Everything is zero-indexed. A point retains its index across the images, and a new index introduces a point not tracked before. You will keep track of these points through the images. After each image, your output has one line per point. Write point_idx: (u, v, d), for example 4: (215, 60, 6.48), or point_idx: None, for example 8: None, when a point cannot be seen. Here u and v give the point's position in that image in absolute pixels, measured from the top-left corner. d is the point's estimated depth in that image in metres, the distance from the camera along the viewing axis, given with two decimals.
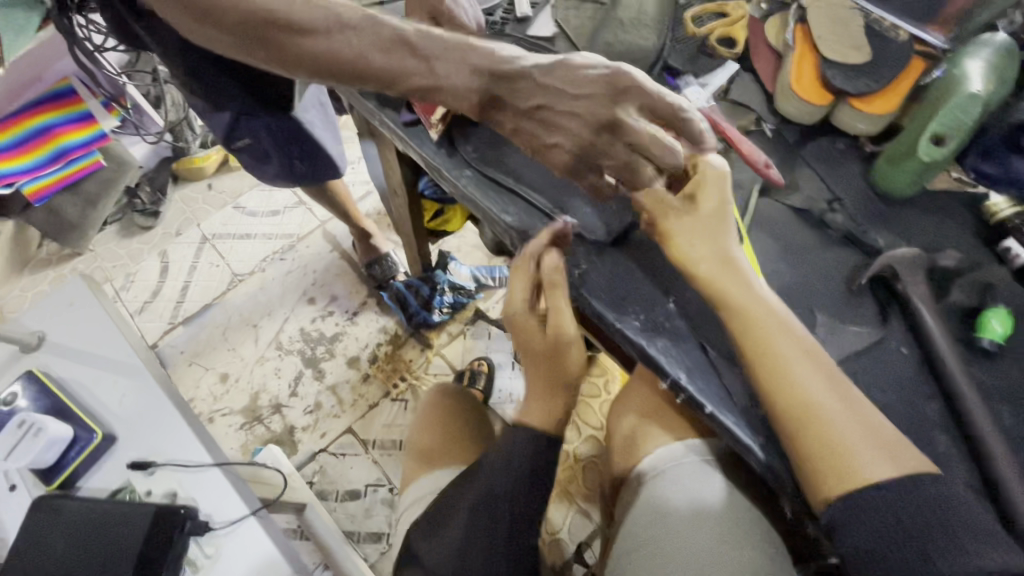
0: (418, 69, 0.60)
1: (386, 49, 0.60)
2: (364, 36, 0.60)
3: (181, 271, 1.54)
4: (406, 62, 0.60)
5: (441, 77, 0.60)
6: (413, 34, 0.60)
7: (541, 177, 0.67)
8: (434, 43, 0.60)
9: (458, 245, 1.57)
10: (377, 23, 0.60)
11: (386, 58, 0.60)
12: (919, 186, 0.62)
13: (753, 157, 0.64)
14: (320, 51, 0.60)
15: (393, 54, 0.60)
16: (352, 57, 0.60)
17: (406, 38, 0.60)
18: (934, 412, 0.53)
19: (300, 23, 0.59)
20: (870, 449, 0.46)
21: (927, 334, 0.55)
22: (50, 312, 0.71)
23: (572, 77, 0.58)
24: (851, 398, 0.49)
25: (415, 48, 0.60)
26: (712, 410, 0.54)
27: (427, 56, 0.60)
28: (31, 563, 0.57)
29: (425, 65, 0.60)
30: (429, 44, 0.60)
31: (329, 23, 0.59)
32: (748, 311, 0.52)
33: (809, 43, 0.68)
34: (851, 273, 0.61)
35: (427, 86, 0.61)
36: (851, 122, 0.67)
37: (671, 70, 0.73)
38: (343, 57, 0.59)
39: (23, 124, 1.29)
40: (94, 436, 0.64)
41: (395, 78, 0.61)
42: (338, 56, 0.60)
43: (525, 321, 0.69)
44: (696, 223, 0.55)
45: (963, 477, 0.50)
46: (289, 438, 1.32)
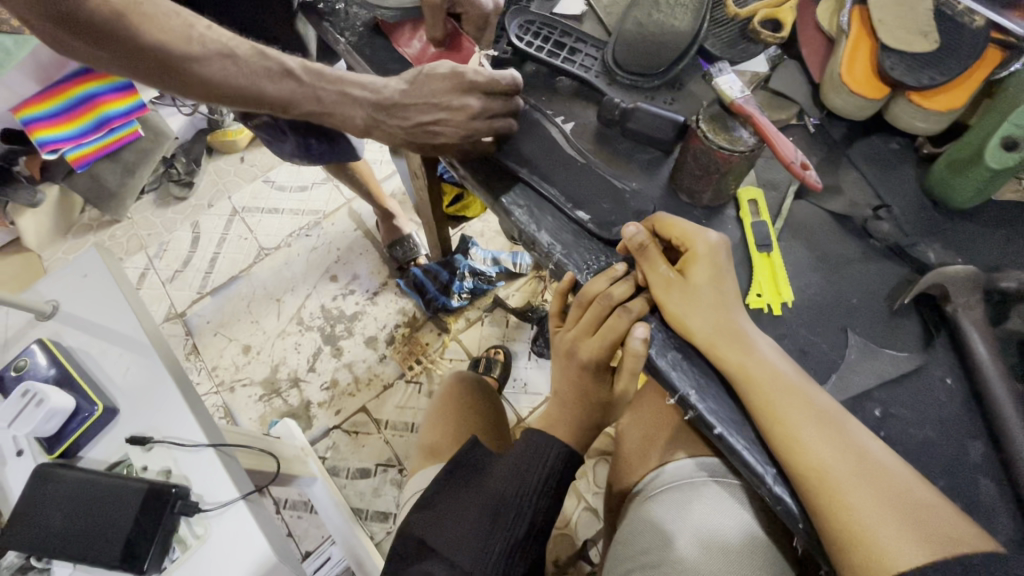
0: (304, 96, 0.61)
1: (276, 79, 0.60)
2: (251, 65, 0.59)
3: (211, 242, 1.56)
4: (294, 90, 0.61)
5: (326, 102, 0.62)
6: (297, 66, 0.61)
7: (559, 168, 0.62)
8: (315, 74, 0.62)
9: (481, 229, 1.53)
10: (262, 54, 0.60)
11: (279, 86, 0.61)
12: (983, 197, 0.55)
13: (786, 154, 0.52)
14: (215, 81, 0.58)
15: (282, 84, 0.60)
16: (247, 88, 0.59)
17: (290, 70, 0.61)
18: (977, 454, 0.47)
19: (185, 49, 0.56)
20: (900, 531, 0.41)
21: (979, 367, 0.48)
22: (63, 282, 0.72)
23: (422, 82, 0.61)
24: (877, 472, 0.43)
25: (303, 79, 0.61)
26: (720, 431, 0.49)
27: (309, 85, 0.62)
28: (30, 529, 0.59)
29: (309, 92, 0.62)
30: (315, 77, 0.62)
31: (212, 54, 0.57)
32: (748, 375, 0.48)
33: (866, 29, 0.60)
34: (893, 290, 0.55)
35: (317, 111, 0.63)
36: (910, 120, 0.59)
37: (708, 55, 0.67)
38: (239, 87, 0.59)
39: (67, 94, 1.22)
40: (96, 408, 0.64)
41: (287, 104, 0.62)
42: (239, 86, 0.59)
43: (572, 324, 0.57)
44: (699, 290, 0.51)
45: (1006, 530, 0.44)
46: (305, 412, 1.33)
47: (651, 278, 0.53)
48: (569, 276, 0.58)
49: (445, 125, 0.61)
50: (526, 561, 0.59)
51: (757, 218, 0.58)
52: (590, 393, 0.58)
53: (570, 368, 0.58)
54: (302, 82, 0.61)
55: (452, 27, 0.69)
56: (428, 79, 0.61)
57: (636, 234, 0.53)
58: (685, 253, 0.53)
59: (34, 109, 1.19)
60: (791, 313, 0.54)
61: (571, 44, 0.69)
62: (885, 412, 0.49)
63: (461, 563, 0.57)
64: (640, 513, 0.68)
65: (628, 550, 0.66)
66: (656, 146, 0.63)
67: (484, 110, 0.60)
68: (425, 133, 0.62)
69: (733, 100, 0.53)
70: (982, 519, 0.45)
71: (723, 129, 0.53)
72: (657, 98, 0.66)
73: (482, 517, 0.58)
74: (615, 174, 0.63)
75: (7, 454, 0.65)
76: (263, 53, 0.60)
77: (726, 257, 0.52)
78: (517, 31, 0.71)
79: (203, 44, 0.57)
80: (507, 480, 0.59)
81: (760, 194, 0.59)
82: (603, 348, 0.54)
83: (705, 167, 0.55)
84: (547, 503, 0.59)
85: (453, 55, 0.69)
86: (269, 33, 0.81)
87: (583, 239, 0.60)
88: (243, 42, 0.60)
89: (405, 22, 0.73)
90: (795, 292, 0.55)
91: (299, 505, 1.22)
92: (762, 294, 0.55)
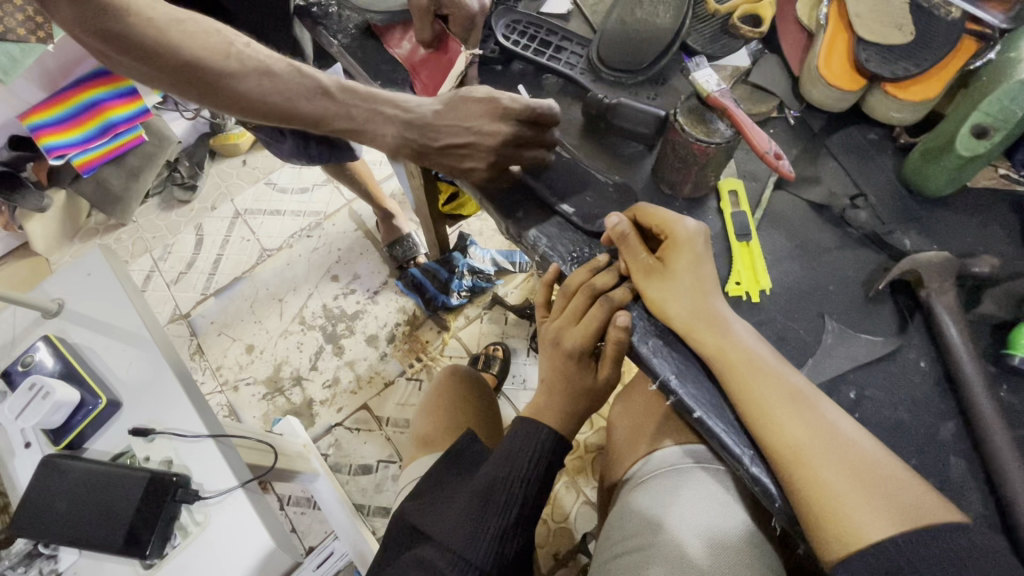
0: (337, 112, 0.62)
1: (309, 96, 0.61)
2: (287, 82, 0.61)
3: (214, 244, 1.58)
4: (328, 107, 0.61)
5: (357, 120, 0.62)
6: (332, 83, 0.62)
7: (546, 164, 0.64)
8: (351, 93, 0.62)
9: (480, 228, 1.55)
10: (298, 72, 0.62)
11: (313, 103, 0.61)
12: (956, 184, 0.56)
13: (760, 144, 0.54)
14: (249, 96, 0.59)
15: (316, 101, 0.61)
16: (280, 103, 0.60)
17: (324, 87, 0.62)
18: (949, 433, 0.49)
19: (223, 65, 0.58)
20: (868, 505, 0.42)
21: (950, 350, 0.50)
22: (68, 281, 0.74)
23: (457, 106, 0.62)
24: (849, 450, 0.45)
25: (335, 96, 0.62)
26: (700, 414, 0.50)
27: (343, 102, 0.62)
28: (35, 517, 0.61)
29: (341, 109, 0.62)
30: (348, 95, 0.62)
31: (247, 70, 0.59)
32: (725, 357, 0.50)
33: (844, 22, 0.61)
34: (869, 277, 0.56)
35: (349, 129, 0.63)
36: (885, 111, 0.60)
37: (691, 51, 0.68)
38: (271, 103, 0.60)
39: (70, 102, 1.27)
40: (100, 402, 0.66)
41: (319, 120, 0.62)
42: (274, 102, 0.60)
43: (559, 314, 0.59)
44: (677, 276, 0.53)
45: (975, 507, 0.46)
46: (308, 410, 1.35)
47: (633, 267, 0.55)
48: (554, 267, 0.60)
49: (474, 148, 0.61)
50: (518, 544, 0.59)
51: (737, 208, 0.59)
52: (575, 381, 0.60)
53: (556, 356, 0.60)
54: (337, 100, 0.62)
55: (440, 28, 0.71)
56: (463, 103, 0.62)
57: (618, 224, 0.55)
58: (667, 243, 0.55)
59: (40, 116, 1.24)
60: (769, 300, 0.56)
61: (556, 43, 0.71)
62: (860, 394, 0.51)
63: (451, 545, 0.57)
64: (627, 501, 0.70)
65: (616, 538, 0.67)
66: (640, 140, 0.65)
67: (515, 138, 0.60)
68: (452, 156, 0.62)
69: (709, 94, 0.55)
70: (952, 497, 0.46)
71: (701, 121, 0.55)
72: (640, 93, 0.67)
73: (473, 502, 0.59)
74: (602, 168, 0.64)
75: (16, 446, 0.68)
76: (299, 72, 0.62)
77: (704, 244, 0.54)
78: (504, 31, 0.72)
79: (239, 59, 0.59)
80: (498, 466, 0.61)
81: (740, 184, 0.61)
82: (587, 336, 0.56)
83: (684, 160, 0.57)
84: (537, 489, 0.60)
85: (443, 57, 0.72)
86: (266, 39, 0.84)
87: (568, 232, 0.61)
88: (280, 60, 0.62)
89: (395, 25, 0.75)
90: (773, 279, 0.57)
91: (302, 501, 1.24)
92: (740, 282, 0.56)
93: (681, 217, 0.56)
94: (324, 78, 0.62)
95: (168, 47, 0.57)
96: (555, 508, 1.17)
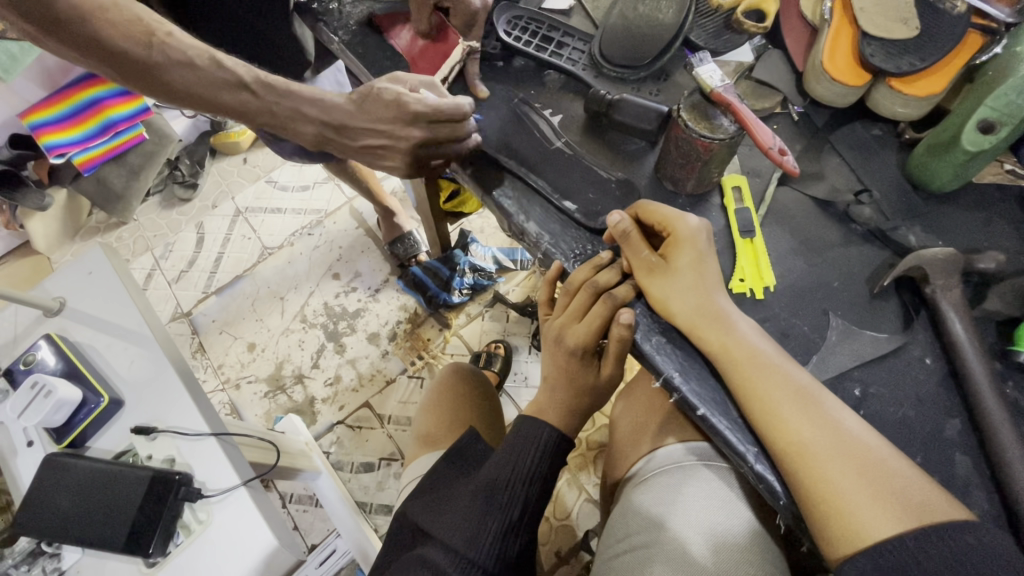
0: (259, 108, 0.62)
1: (230, 89, 0.61)
2: (208, 75, 0.60)
3: (215, 243, 1.58)
4: (249, 103, 0.62)
5: (281, 117, 0.63)
6: (251, 78, 0.61)
7: (548, 161, 0.63)
8: (271, 90, 0.62)
9: (481, 225, 1.54)
10: (217, 63, 0.60)
11: (235, 97, 0.61)
12: (962, 180, 0.56)
13: (764, 140, 0.54)
14: (177, 87, 0.59)
15: (238, 95, 0.61)
16: (202, 95, 0.60)
17: (243, 82, 0.61)
18: (954, 431, 0.48)
19: (147, 56, 0.57)
20: (875, 503, 0.42)
21: (955, 346, 0.49)
22: (71, 279, 0.74)
23: (369, 107, 0.61)
24: (856, 446, 0.45)
25: (257, 91, 0.61)
26: (704, 412, 0.50)
27: (265, 99, 0.62)
28: (39, 515, 0.61)
29: (263, 105, 0.62)
30: (270, 91, 0.62)
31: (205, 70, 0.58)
32: (729, 354, 0.50)
33: (847, 18, 0.61)
34: (874, 273, 0.56)
35: (272, 124, 0.64)
36: (890, 106, 0.60)
37: (695, 47, 0.68)
38: (197, 95, 0.60)
39: (74, 98, 1.28)
40: (102, 400, 0.66)
41: (247, 114, 0.63)
42: (194, 92, 0.60)
43: (562, 311, 0.59)
44: (680, 273, 0.53)
45: (981, 504, 0.45)
46: (310, 408, 1.35)
47: (636, 265, 0.55)
48: (556, 265, 0.59)
49: (391, 150, 0.63)
50: (520, 544, 0.59)
51: (741, 204, 0.59)
52: (577, 378, 0.60)
53: (558, 354, 0.60)
54: (258, 97, 0.62)
55: (440, 19, 0.70)
56: (375, 103, 0.61)
57: (620, 221, 0.54)
58: (670, 240, 0.54)
59: (39, 114, 1.25)
60: (773, 297, 0.55)
61: (558, 39, 0.71)
62: (864, 391, 0.50)
63: (453, 544, 0.57)
64: (630, 499, 0.69)
65: (619, 537, 0.67)
66: (642, 137, 0.64)
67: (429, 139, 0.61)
68: (371, 153, 0.65)
69: (714, 89, 0.54)
70: (958, 494, 0.46)
71: (705, 117, 0.55)
72: (642, 90, 0.67)
73: (475, 500, 0.59)
74: (604, 164, 0.64)
75: (18, 445, 0.68)
76: (220, 63, 0.60)
77: (707, 241, 0.54)
78: (505, 27, 0.71)
79: (163, 50, 0.58)
80: (500, 464, 0.60)
81: (744, 180, 0.60)
82: (590, 333, 0.56)
83: (688, 156, 0.56)
84: (540, 487, 0.60)
85: (441, 47, 0.71)
86: (266, 38, 0.83)
87: (570, 229, 0.61)
88: (204, 50, 0.60)
89: (397, 14, 0.75)
90: (777, 276, 0.56)
91: (304, 499, 1.24)
92: (744, 279, 0.56)
93: (684, 214, 0.55)
94: (243, 72, 0.61)
95: (163, 56, 0.58)
96: (557, 505, 1.17)
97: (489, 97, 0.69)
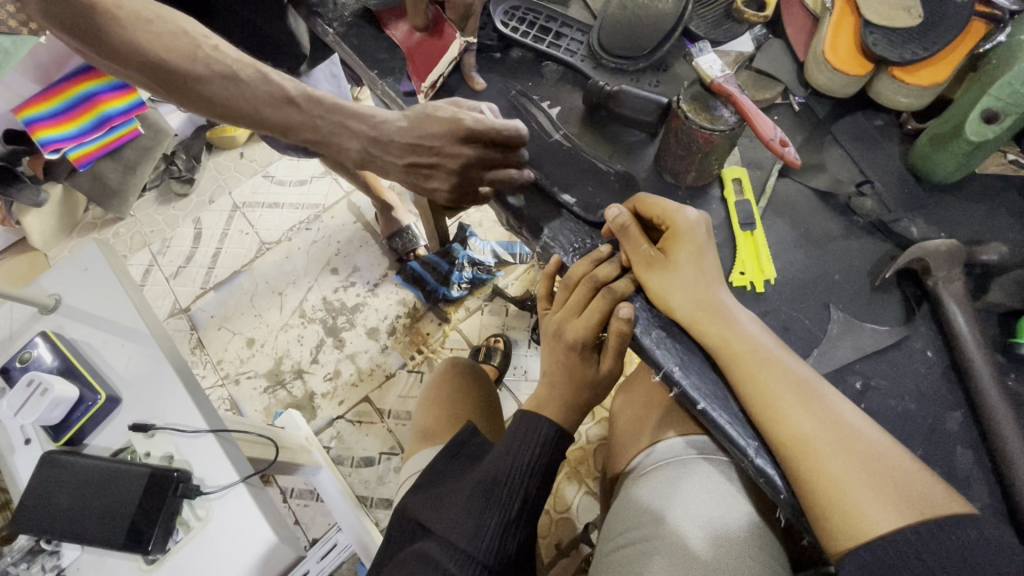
0: (302, 122, 0.60)
1: (276, 105, 0.59)
2: (252, 89, 0.59)
3: (213, 238, 1.57)
4: (293, 117, 0.60)
5: (323, 131, 0.61)
6: (297, 92, 0.60)
7: (547, 154, 0.63)
8: (316, 104, 0.61)
9: (479, 220, 1.53)
10: (264, 77, 0.59)
11: (279, 112, 0.60)
12: (965, 170, 0.55)
13: (765, 132, 0.53)
14: (217, 100, 0.58)
15: (281, 109, 0.60)
16: (245, 110, 0.59)
17: (289, 96, 0.60)
18: (956, 424, 0.48)
19: (190, 67, 0.57)
20: (877, 496, 0.42)
21: (958, 338, 0.49)
22: (66, 276, 0.74)
23: (421, 123, 0.59)
24: (856, 439, 0.44)
25: (302, 107, 0.60)
26: (704, 407, 0.50)
27: (310, 113, 0.61)
28: (37, 513, 0.61)
29: (308, 120, 0.60)
30: (315, 106, 0.61)
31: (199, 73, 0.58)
32: (729, 348, 0.49)
33: (850, 7, 0.60)
34: (875, 266, 0.55)
35: (314, 139, 0.62)
36: (892, 96, 0.59)
37: (694, 37, 0.67)
38: (239, 108, 0.59)
39: (65, 94, 1.23)
40: (99, 397, 0.66)
41: (287, 129, 0.61)
42: (230, 105, 0.59)
43: (562, 305, 0.58)
44: (680, 266, 0.53)
45: (982, 497, 0.45)
46: (309, 403, 1.35)
47: (634, 258, 0.54)
48: (555, 259, 0.59)
49: (438, 169, 0.60)
50: (520, 538, 0.59)
51: (741, 197, 0.59)
52: (576, 372, 0.60)
53: (558, 348, 0.59)
54: (301, 109, 0.60)
55: (436, 11, 0.69)
56: (428, 121, 0.59)
57: (619, 215, 0.54)
58: (668, 235, 0.54)
59: (34, 109, 1.20)
60: (773, 290, 0.55)
61: (556, 29, 0.70)
62: (866, 384, 0.50)
63: (452, 539, 0.57)
64: (630, 493, 0.69)
65: (620, 531, 0.67)
66: (642, 129, 0.64)
67: (480, 160, 0.59)
68: (417, 173, 0.62)
69: (713, 79, 0.53)
70: (959, 487, 0.46)
71: (705, 108, 0.54)
72: (642, 81, 0.66)
73: (474, 496, 0.59)
74: (602, 157, 0.63)
75: (16, 443, 0.68)
76: (265, 77, 0.59)
77: (708, 235, 0.53)
78: (502, 18, 0.70)
79: (206, 63, 0.57)
80: (499, 459, 0.60)
81: (744, 172, 0.60)
82: (589, 328, 0.55)
83: (689, 149, 0.55)
84: (539, 481, 0.60)
85: (437, 42, 0.69)
86: (260, 31, 0.82)
87: (569, 222, 0.60)
88: (248, 64, 0.59)
89: (394, 7, 0.73)
90: (778, 269, 0.56)
91: (304, 494, 1.24)
92: (745, 272, 0.55)
93: (683, 206, 0.55)
94: (289, 86, 0.60)
95: (208, 68, 0.57)
96: (557, 499, 1.17)
97: (486, 89, 0.68)
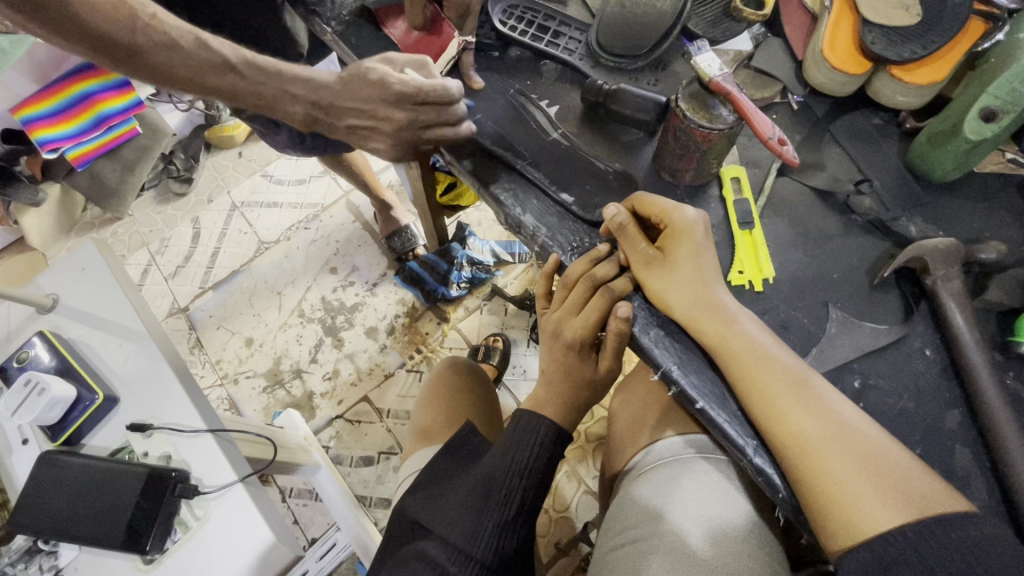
0: (247, 89, 0.61)
1: (218, 71, 0.60)
2: (195, 58, 0.59)
3: (212, 238, 1.57)
4: (237, 84, 0.61)
5: (267, 97, 0.62)
6: (237, 59, 0.61)
7: (543, 154, 0.62)
8: (257, 69, 0.61)
9: (478, 219, 1.53)
10: (204, 44, 0.60)
11: (221, 79, 0.60)
12: (965, 169, 0.55)
13: (764, 130, 0.53)
14: (163, 70, 0.58)
15: (224, 77, 0.60)
16: (189, 77, 0.59)
17: (230, 63, 0.60)
18: (954, 422, 0.48)
19: (126, 38, 0.56)
20: (876, 495, 0.42)
21: (957, 337, 0.49)
22: (63, 276, 0.73)
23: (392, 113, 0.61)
24: (855, 437, 0.44)
25: (242, 72, 0.61)
26: (702, 406, 0.50)
27: (251, 80, 0.61)
28: (35, 514, 0.60)
29: (251, 86, 0.61)
30: (255, 71, 0.62)
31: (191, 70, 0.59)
32: (728, 347, 0.49)
33: (849, 6, 0.60)
34: (874, 265, 0.55)
35: (259, 104, 0.63)
36: (892, 95, 0.59)
37: (693, 37, 0.67)
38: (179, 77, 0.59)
39: (62, 94, 1.25)
40: (96, 397, 0.66)
41: (232, 95, 0.61)
42: (181, 75, 0.59)
43: (561, 305, 0.58)
44: (678, 266, 0.52)
45: (981, 495, 0.45)
46: (307, 403, 1.35)
47: (631, 258, 0.54)
48: (554, 258, 0.59)
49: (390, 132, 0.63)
50: (518, 538, 0.59)
51: (739, 196, 0.59)
52: (575, 372, 0.60)
53: (556, 347, 0.59)
54: (245, 77, 0.61)
55: (435, 10, 0.70)
56: (360, 82, 0.62)
57: (617, 216, 0.54)
58: (667, 236, 0.54)
59: (32, 109, 1.22)
60: (772, 289, 0.55)
61: (555, 28, 0.69)
62: (864, 383, 0.50)
63: (449, 538, 0.57)
64: (629, 493, 0.69)
65: (619, 531, 0.67)
66: (640, 128, 0.63)
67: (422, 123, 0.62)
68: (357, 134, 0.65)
69: (712, 78, 0.53)
70: (958, 486, 0.46)
71: (704, 107, 0.54)
72: (641, 79, 0.66)
73: (473, 495, 0.59)
74: (599, 155, 0.63)
75: (13, 443, 0.67)
76: (202, 43, 0.59)
77: (705, 236, 0.53)
78: (500, 16, 0.70)
79: (146, 34, 0.57)
80: (497, 458, 0.60)
81: (742, 171, 0.59)
82: (588, 327, 0.55)
83: (688, 148, 0.55)
84: (538, 481, 0.60)
85: (435, 40, 0.71)
86: (258, 30, 0.82)
87: (568, 221, 0.60)
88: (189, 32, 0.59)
89: (392, 6, 0.73)
90: (777, 268, 0.56)
91: (304, 494, 1.24)
92: (743, 271, 0.55)
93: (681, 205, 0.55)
94: (228, 53, 0.60)
95: (147, 40, 0.57)
96: (556, 498, 1.17)
97: (485, 88, 0.67)
